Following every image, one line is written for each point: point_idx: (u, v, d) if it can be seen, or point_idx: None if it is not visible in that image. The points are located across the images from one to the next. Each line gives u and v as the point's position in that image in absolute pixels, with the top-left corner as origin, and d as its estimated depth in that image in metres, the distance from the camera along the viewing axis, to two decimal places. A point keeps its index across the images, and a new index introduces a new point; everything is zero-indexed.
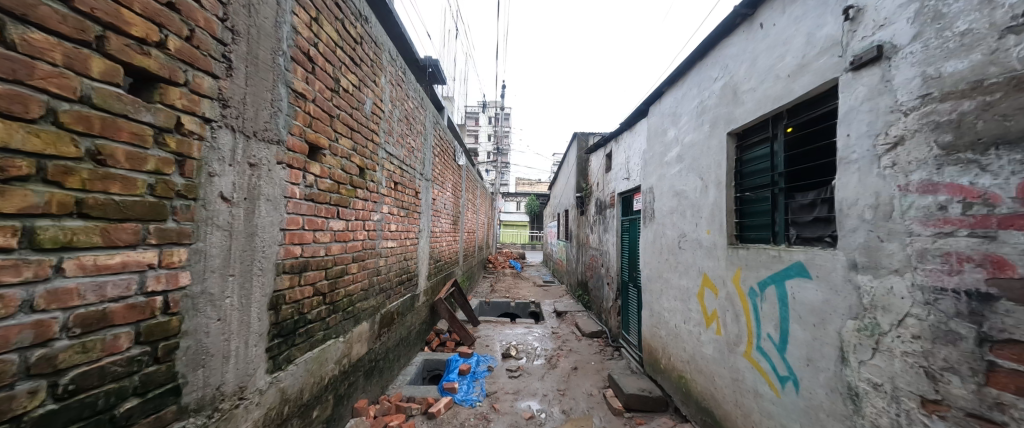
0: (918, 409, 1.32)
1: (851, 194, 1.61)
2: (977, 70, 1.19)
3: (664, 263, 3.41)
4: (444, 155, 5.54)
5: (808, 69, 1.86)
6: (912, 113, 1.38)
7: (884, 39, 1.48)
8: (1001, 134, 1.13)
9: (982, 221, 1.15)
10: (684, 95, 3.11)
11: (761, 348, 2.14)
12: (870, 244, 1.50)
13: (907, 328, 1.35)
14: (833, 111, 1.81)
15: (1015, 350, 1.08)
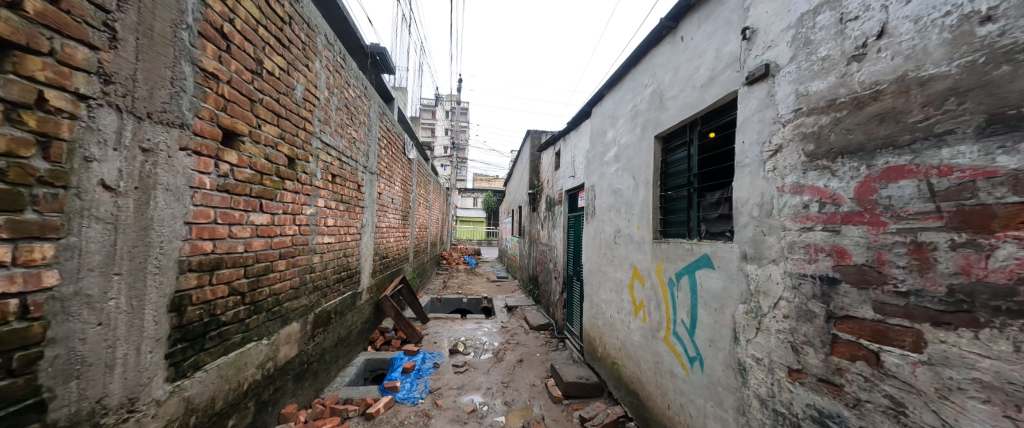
0: (786, 377, 1.56)
1: (744, 194, 1.84)
2: (832, 90, 1.42)
3: (602, 257, 3.61)
4: (393, 147, 5.34)
5: (716, 82, 2.07)
6: (789, 125, 1.61)
7: (770, 58, 1.70)
8: (845, 146, 1.37)
9: (831, 217, 1.40)
10: (621, 99, 3.30)
11: (676, 333, 2.35)
12: (758, 237, 1.73)
13: (780, 309, 1.59)
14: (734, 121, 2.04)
15: (850, 323, 1.33)
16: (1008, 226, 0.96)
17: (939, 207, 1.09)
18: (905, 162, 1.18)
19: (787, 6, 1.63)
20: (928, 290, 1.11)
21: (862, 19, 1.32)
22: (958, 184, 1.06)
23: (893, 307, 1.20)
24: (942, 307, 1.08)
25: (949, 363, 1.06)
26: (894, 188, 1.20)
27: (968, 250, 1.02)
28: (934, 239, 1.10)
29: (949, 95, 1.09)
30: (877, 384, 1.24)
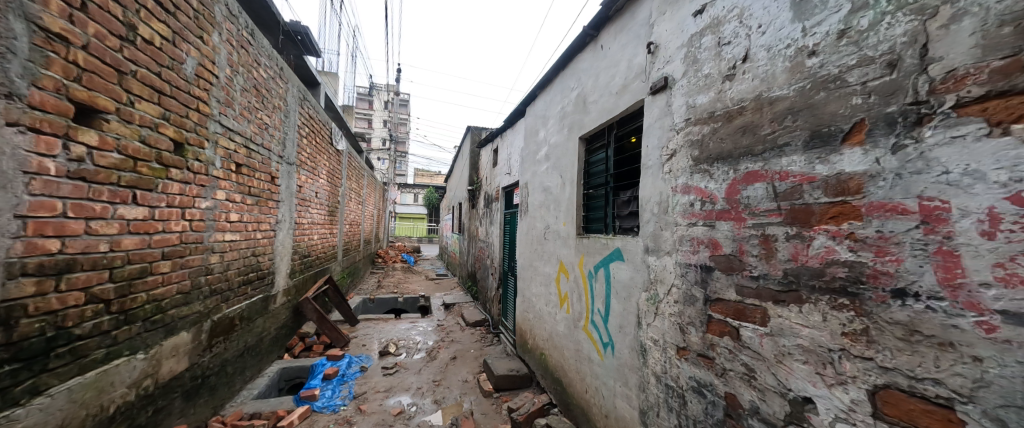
0: (675, 355, 1.77)
1: (648, 193, 2.05)
2: (712, 104, 1.65)
3: (532, 252, 3.73)
4: (317, 136, 4.89)
5: (627, 90, 2.26)
6: (681, 133, 1.82)
7: (668, 72, 1.91)
8: (719, 153, 1.61)
9: (708, 214, 1.64)
10: (551, 100, 3.43)
11: (593, 321, 2.53)
12: (657, 232, 1.95)
13: (672, 295, 1.81)
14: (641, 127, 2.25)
15: (720, 305, 1.57)
16: (820, 221, 1.22)
17: (779, 205, 1.35)
18: (758, 169, 1.43)
19: (680, 27, 1.84)
20: (772, 273, 1.37)
21: (733, 44, 1.55)
22: (791, 187, 1.31)
23: (749, 289, 1.45)
24: (780, 287, 1.34)
25: (783, 333, 1.31)
26: (751, 189, 1.46)
27: (797, 241, 1.28)
28: (776, 232, 1.36)
29: (788, 114, 1.33)
30: (737, 354, 1.47)
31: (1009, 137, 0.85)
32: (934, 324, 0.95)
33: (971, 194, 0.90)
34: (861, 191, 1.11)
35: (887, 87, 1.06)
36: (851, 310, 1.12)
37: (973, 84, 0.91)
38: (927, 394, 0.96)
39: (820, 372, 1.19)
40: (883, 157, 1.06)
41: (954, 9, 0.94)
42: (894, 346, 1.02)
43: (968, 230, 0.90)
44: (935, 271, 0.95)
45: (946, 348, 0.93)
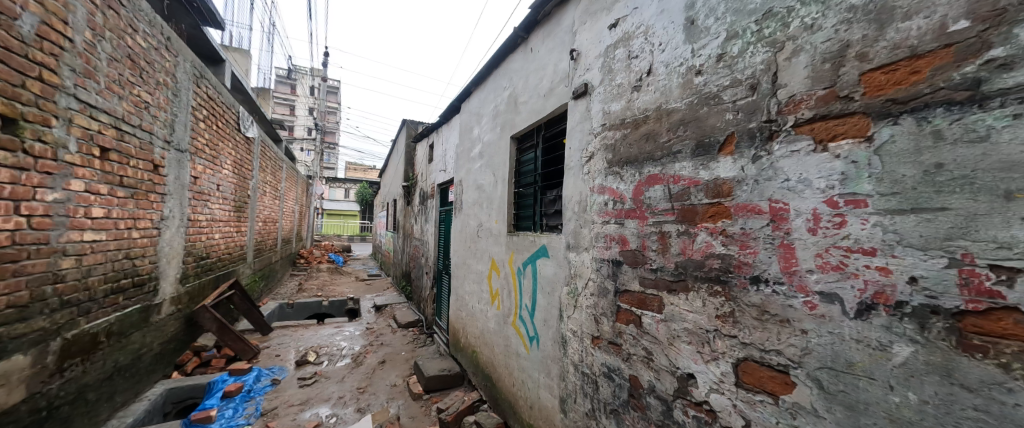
0: (590, 344, 1.91)
1: (570, 193, 2.16)
2: (623, 112, 1.80)
3: (465, 250, 3.70)
4: (220, 121, 4.25)
5: (553, 94, 2.35)
6: (598, 137, 1.95)
7: (588, 79, 2.03)
8: (627, 157, 1.76)
9: (618, 213, 1.79)
10: (484, 98, 3.43)
11: (520, 316, 2.60)
12: (577, 230, 2.07)
13: (589, 288, 1.95)
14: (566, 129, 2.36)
15: (626, 295, 1.73)
16: (703, 219, 1.41)
17: (673, 205, 1.53)
18: (658, 172, 1.60)
19: (598, 38, 1.96)
20: (666, 266, 1.54)
21: (640, 59, 1.71)
22: (682, 189, 1.50)
23: (650, 280, 1.62)
24: (672, 277, 1.52)
25: (675, 318, 1.49)
26: (652, 191, 1.63)
27: (685, 237, 1.47)
28: (671, 229, 1.54)
29: (680, 125, 1.51)
30: (639, 339, 1.63)
31: (826, 152, 1.06)
32: (777, 304, 1.16)
33: (803, 198, 1.11)
34: (731, 194, 1.31)
35: (751, 106, 1.26)
36: (724, 295, 1.32)
37: (805, 108, 1.12)
38: (772, 362, 1.16)
39: (701, 351, 1.38)
40: (747, 165, 1.27)
41: (794, 45, 1.15)
42: (752, 324, 1.23)
43: (800, 227, 1.12)
44: (779, 261, 1.17)
45: (785, 324, 1.14)
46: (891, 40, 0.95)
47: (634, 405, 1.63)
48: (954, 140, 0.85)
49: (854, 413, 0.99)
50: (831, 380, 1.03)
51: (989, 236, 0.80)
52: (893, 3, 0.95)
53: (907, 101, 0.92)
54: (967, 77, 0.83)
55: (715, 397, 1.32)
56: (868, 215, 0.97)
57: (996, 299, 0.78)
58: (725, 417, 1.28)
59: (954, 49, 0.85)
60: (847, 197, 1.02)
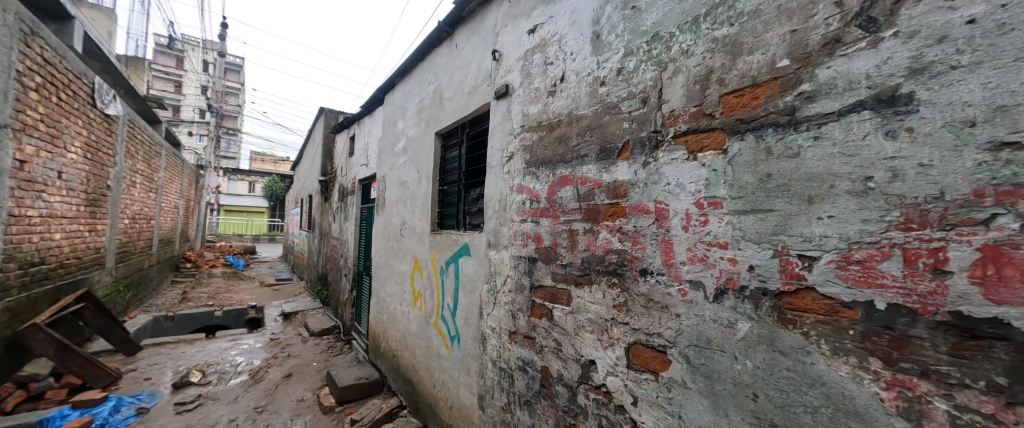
0: (508, 339, 1.95)
1: (491, 191, 2.19)
2: (540, 115, 1.88)
3: (388, 250, 3.50)
4: (63, 90, 3.37)
5: (476, 92, 2.36)
6: (517, 138, 2.01)
7: (509, 81, 2.08)
8: (543, 158, 1.84)
9: (535, 211, 1.87)
10: (409, 91, 3.30)
11: (442, 316, 2.55)
12: (497, 228, 2.11)
13: (508, 285, 1.99)
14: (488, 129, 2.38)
15: (540, 290, 1.80)
16: (604, 218, 1.54)
17: (580, 205, 1.64)
18: (568, 173, 1.70)
19: (518, 42, 2.02)
20: (574, 261, 1.65)
21: (555, 65, 1.80)
22: (587, 190, 1.61)
23: (560, 275, 1.72)
24: (579, 272, 1.63)
25: (580, 310, 1.60)
26: (563, 191, 1.73)
27: (590, 234, 1.59)
28: (578, 227, 1.65)
29: (587, 130, 1.63)
30: (550, 332, 1.72)
31: (696, 161, 1.25)
32: (660, 293, 1.33)
33: (679, 200, 1.29)
34: (626, 196, 1.46)
35: (642, 117, 1.41)
36: (620, 287, 1.46)
37: (681, 122, 1.30)
38: (655, 344, 1.32)
39: (601, 338, 1.50)
40: (639, 170, 1.42)
41: (675, 67, 1.32)
42: (640, 311, 1.38)
43: (677, 225, 1.29)
44: (661, 254, 1.33)
45: (665, 310, 1.30)
46: (741, 70, 1.15)
47: (544, 394, 1.71)
48: (778, 155, 1.06)
49: (711, 382, 1.17)
50: (696, 355, 1.21)
51: (798, 232, 1.01)
52: (742, 40, 1.15)
53: (750, 121, 1.12)
54: (786, 105, 1.05)
55: (611, 379, 1.45)
56: (723, 215, 1.17)
57: (800, 281, 0.99)
58: (618, 397, 1.41)
59: (780, 81, 1.06)
60: (709, 199, 1.21)
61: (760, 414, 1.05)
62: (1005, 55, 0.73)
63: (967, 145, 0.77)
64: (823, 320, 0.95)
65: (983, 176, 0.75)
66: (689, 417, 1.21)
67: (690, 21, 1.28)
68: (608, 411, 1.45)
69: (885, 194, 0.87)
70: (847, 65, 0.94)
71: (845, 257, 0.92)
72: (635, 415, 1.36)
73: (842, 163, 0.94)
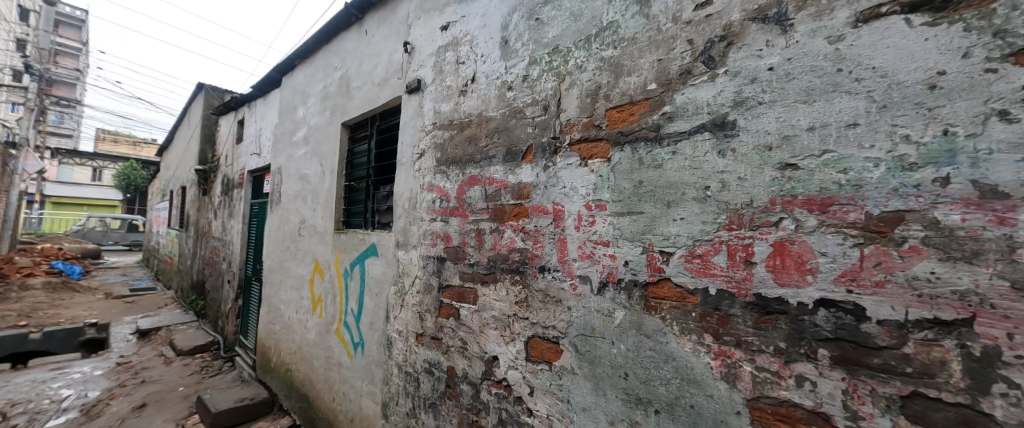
0: (414, 341, 1.90)
1: (401, 189, 2.10)
2: (451, 113, 1.87)
3: (284, 252, 3.10)
4: None
5: (387, 84, 2.24)
6: (429, 135, 1.97)
7: (421, 76, 2.03)
8: (453, 157, 1.83)
9: (445, 210, 1.84)
10: (312, 75, 2.97)
11: (344, 322, 2.36)
12: (406, 227, 2.03)
13: (416, 286, 1.93)
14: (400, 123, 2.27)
15: (449, 290, 1.79)
16: (509, 218, 1.59)
17: (488, 205, 1.67)
18: (477, 173, 1.72)
19: (431, 37, 1.98)
20: (481, 260, 1.68)
21: (466, 65, 1.81)
22: (494, 190, 1.65)
23: (468, 274, 1.72)
24: (485, 270, 1.66)
25: (485, 307, 1.64)
26: (472, 190, 1.74)
27: (496, 234, 1.63)
28: (486, 226, 1.67)
29: (495, 132, 1.67)
30: (457, 331, 1.72)
31: (586, 167, 1.37)
32: (555, 288, 1.43)
33: (573, 202, 1.40)
34: (529, 197, 1.54)
35: (543, 123, 1.50)
36: (521, 283, 1.53)
37: (576, 131, 1.42)
38: (550, 335, 1.42)
39: (504, 334, 1.55)
40: (540, 173, 1.51)
41: (571, 80, 1.43)
42: (538, 306, 1.47)
43: (570, 225, 1.40)
44: (557, 252, 1.43)
45: (559, 304, 1.41)
46: (622, 88, 1.30)
47: (449, 394, 1.71)
48: (648, 165, 1.23)
49: (594, 367, 1.29)
50: (583, 343, 1.33)
51: (660, 232, 1.18)
52: (622, 62, 1.30)
53: (629, 134, 1.28)
54: (654, 122, 1.22)
55: (511, 372, 1.51)
56: (607, 216, 1.31)
57: (661, 273, 1.17)
58: (517, 389, 1.48)
59: (650, 102, 1.24)
60: (596, 201, 1.34)
61: (629, 390, 1.20)
62: (789, 97, 0.97)
63: (766, 164, 0.99)
64: (676, 306, 1.14)
65: (776, 189, 0.98)
66: (576, 400, 1.32)
67: (583, 39, 1.41)
68: (508, 403, 1.50)
69: (717, 201, 1.07)
70: (696, 93, 1.13)
71: (691, 252, 1.12)
72: (532, 404, 1.43)
73: (691, 174, 1.13)
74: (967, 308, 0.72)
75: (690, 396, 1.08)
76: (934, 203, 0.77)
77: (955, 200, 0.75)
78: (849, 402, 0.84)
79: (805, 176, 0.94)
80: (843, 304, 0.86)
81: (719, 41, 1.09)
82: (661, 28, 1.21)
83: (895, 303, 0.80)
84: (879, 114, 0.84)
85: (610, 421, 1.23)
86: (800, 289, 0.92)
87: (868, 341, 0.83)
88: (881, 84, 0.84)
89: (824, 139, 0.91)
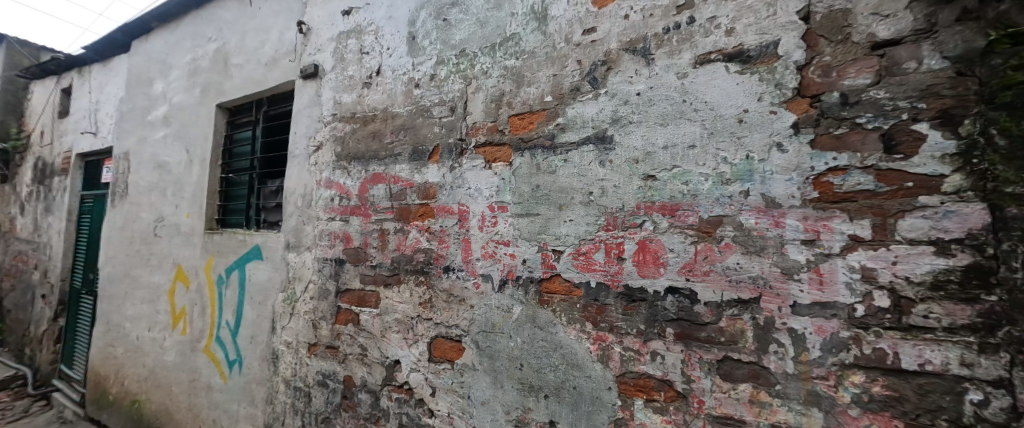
0: (306, 353, 1.73)
1: (293, 184, 1.89)
2: (354, 105, 1.75)
3: (132, 256, 2.50)
4: None
5: (277, 65, 2.00)
6: (327, 126, 1.81)
7: (319, 61, 1.86)
8: (355, 152, 1.72)
9: (344, 209, 1.71)
10: (177, 43, 2.47)
11: (217, 338, 2.01)
12: (298, 227, 1.83)
13: (308, 292, 1.76)
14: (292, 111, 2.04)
15: (347, 295, 1.67)
16: (415, 218, 1.56)
17: (392, 204, 1.61)
18: (381, 171, 1.65)
19: (331, 21, 1.83)
20: (384, 262, 1.61)
21: (370, 56, 1.71)
22: (400, 189, 1.60)
23: (369, 277, 1.64)
24: (388, 272, 1.60)
25: (388, 310, 1.58)
26: (376, 189, 1.65)
27: (400, 234, 1.58)
28: (390, 226, 1.61)
29: (401, 129, 1.62)
30: (356, 338, 1.62)
31: (490, 169, 1.43)
32: (459, 287, 1.45)
33: (477, 203, 1.44)
34: (435, 197, 1.53)
35: (450, 124, 1.51)
36: (425, 284, 1.52)
37: (481, 134, 1.46)
38: (453, 334, 1.43)
39: (406, 336, 1.52)
40: (446, 173, 1.51)
41: (477, 84, 1.47)
42: (442, 306, 1.47)
43: (475, 226, 1.44)
44: (461, 252, 1.46)
45: (462, 302, 1.43)
46: (522, 98, 1.39)
47: (345, 406, 1.60)
48: (544, 170, 1.33)
49: (493, 361, 1.35)
50: (483, 339, 1.38)
51: (554, 232, 1.29)
52: (523, 73, 1.39)
53: (528, 140, 1.37)
54: (549, 132, 1.33)
55: (413, 375, 1.48)
56: (508, 217, 1.38)
57: (553, 269, 1.28)
58: (418, 391, 1.46)
59: (546, 112, 1.34)
60: (498, 203, 1.40)
61: (524, 379, 1.29)
62: (650, 119, 1.15)
63: (635, 174, 1.17)
64: (564, 299, 1.26)
65: (640, 196, 1.15)
66: (476, 395, 1.36)
67: (488, 46, 1.46)
68: (409, 407, 1.47)
69: (598, 205, 1.22)
70: (583, 109, 1.27)
71: (577, 250, 1.25)
72: (433, 405, 1.43)
73: (579, 181, 1.26)
74: (757, 289, 0.97)
75: (573, 379, 1.21)
76: (740, 210, 1.01)
77: (752, 208, 0.99)
78: (685, 369, 1.05)
79: (661, 186, 1.13)
80: (683, 290, 1.07)
81: (600, 65, 1.25)
82: (555, 46, 1.33)
83: (715, 288, 1.02)
84: (708, 139, 1.07)
85: (506, 410, 1.31)
86: (655, 280, 1.11)
87: (698, 319, 1.04)
88: (710, 115, 1.06)
89: (674, 156, 1.11)
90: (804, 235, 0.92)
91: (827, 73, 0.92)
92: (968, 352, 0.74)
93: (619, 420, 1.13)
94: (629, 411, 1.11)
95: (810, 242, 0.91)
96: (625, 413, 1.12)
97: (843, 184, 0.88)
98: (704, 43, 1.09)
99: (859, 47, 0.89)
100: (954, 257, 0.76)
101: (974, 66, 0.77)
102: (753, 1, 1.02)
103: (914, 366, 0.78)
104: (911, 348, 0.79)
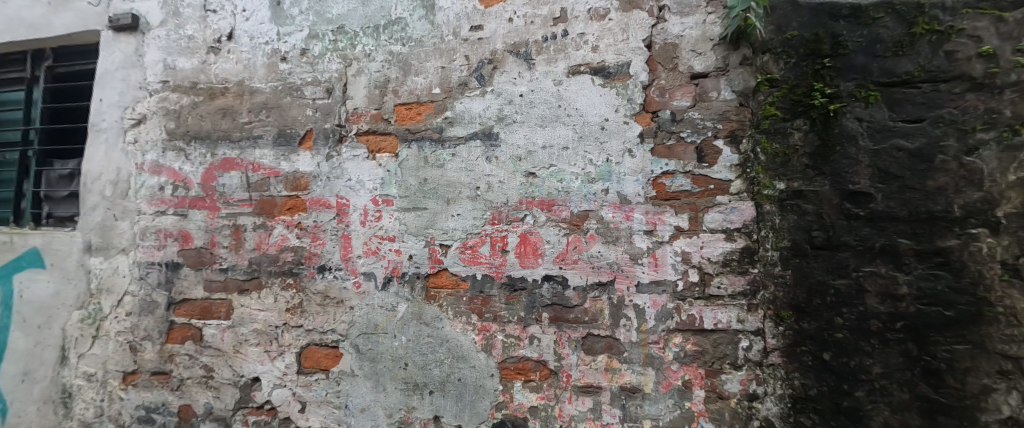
0: (118, 385, 1.37)
1: (96, 167, 1.44)
2: (195, 73, 1.43)
3: None
4: None
5: (69, 6, 1.53)
6: (154, 96, 1.44)
7: (139, 11, 1.46)
8: (196, 131, 1.40)
9: (180, 201, 1.38)
10: None
11: None
12: (107, 223, 1.42)
13: (123, 307, 1.39)
14: (92, 70, 1.58)
15: (186, 306, 1.36)
16: (280, 212, 1.35)
17: (250, 196, 1.36)
18: (234, 156, 1.38)
19: None
20: (239, 264, 1.36)
21: (218, 15, 1.42)
22: (261, 178, 1.37)
23: (217, 283, 1.36)
24: (244, 276, 1.35)
25: (242, 321, 1.34)
26: (225, 177, 1.38)
27: (261, 231, 1.36)
28: (246, 222, 1.36)
29: (262, 108, 1.38)
30: (196, 358, 1.33)
31: (374, 160, 1.33)
32: (336, 288, 1.32)
33: (358, 196, 1.33)
34: (307, 188, 1.35)
35: (325, 107, 1.36)
36: (292, 288, 1.33)
37: (363, 122, 1.34)
38: (328, 340, 1.30)
39: (268, 349, 1.31)
40: (321, 162, 1.35)
41: (357, 66, 1.35)
42: (315, 311, 1.32)
43: (356, 220, 1.32)
44: (340, 249, 1.32)
45: (340, 305, 1.31)
46: (409, 87, 1.33)
47: None
48: (431, 164, 1.30)
49: (374, 364, 1.27)
50: (364, 342, 1.28)
51: (442, 227, 1.28)
52: (408, 61, 1.33)
53: (415, 132, 1.32)
54: (437, 124, 1.31)
55: (276, 392, 1.29)
56: (393, 211, 1.31)
57: (440, 264, 1.27)
58: (283, 409, 1.28)
59: (434, 104, 1.31)
60: (383, 197, 1.31)
61: (407, 378, 1.25)
62: (531, 121, 1.24)
63: (518, 171, 1.24)
64: (452, 294, 1.26)
65: (522, 192, 1.23)
66: (354, 402, 1.27)
67: (370, 27, 1.35)
68: None
69: (484, 200, 1.25)
70: (470, 105, 1.29)
71: (464, 244, 1.26)
72: (302, 421, 1.28)
73: (467, 175, 1.27)
74: (612, 273, 1.13)
75: (458, 371, 1.22)
76: (601, 205, 1.16)
77: (610, 204, 1.15)
78: (556, 348, 1.16)
79: (540, 182, 1.22)
80: (556, 277, 1.18)
81: (487, 63, 1.28)
82: (443, 38, 1.31)
83: (582, 274, 1.16)
84: (578, 142, 1.19)
85: (388, 413, 1.25)
86: (534, 269, 1.20)
87: (566, 302, 1.16)
88: (580, 121, 1.19)
89: (551, 156, 1.21)
90: (646, 226, 1.11)
91: (663, 94, 1.12)
92: (742, 311, 1.01)
93: (499, 403, 1.18)
94: (509, 394, 1.18)
95: (649, 232, 1.11)
96: (505, 397, 1.18)
97: (672, 185, 1.09)
98: (575, 56, 1.21)
99: (683, 75, 1.11)
100: (736, 242, 1.02)
101: (749, 100, 1.05)
102: (612, 24, 1.18)
103: (713, 325, 1.03)
104: (710, 312, 1.03)
